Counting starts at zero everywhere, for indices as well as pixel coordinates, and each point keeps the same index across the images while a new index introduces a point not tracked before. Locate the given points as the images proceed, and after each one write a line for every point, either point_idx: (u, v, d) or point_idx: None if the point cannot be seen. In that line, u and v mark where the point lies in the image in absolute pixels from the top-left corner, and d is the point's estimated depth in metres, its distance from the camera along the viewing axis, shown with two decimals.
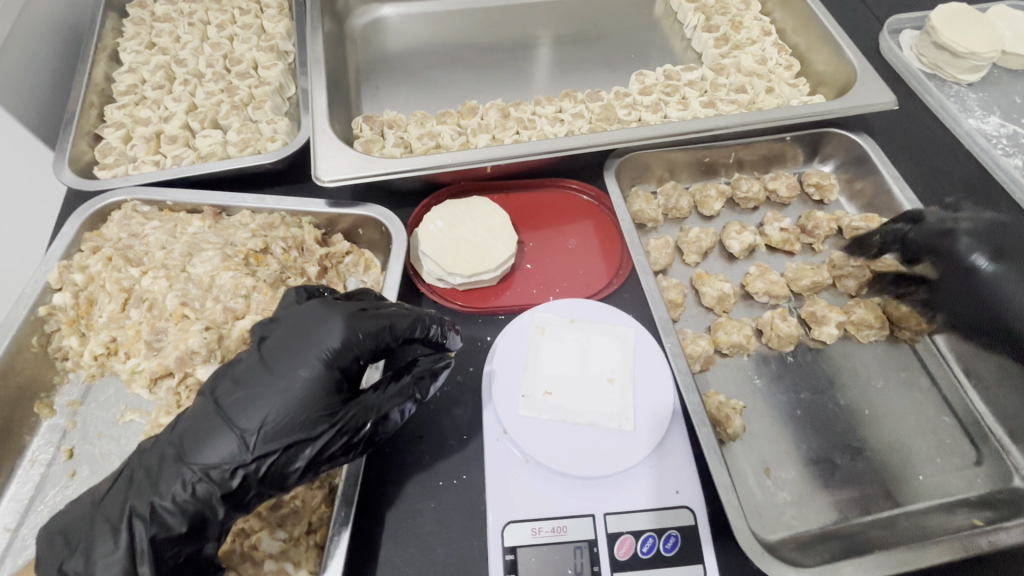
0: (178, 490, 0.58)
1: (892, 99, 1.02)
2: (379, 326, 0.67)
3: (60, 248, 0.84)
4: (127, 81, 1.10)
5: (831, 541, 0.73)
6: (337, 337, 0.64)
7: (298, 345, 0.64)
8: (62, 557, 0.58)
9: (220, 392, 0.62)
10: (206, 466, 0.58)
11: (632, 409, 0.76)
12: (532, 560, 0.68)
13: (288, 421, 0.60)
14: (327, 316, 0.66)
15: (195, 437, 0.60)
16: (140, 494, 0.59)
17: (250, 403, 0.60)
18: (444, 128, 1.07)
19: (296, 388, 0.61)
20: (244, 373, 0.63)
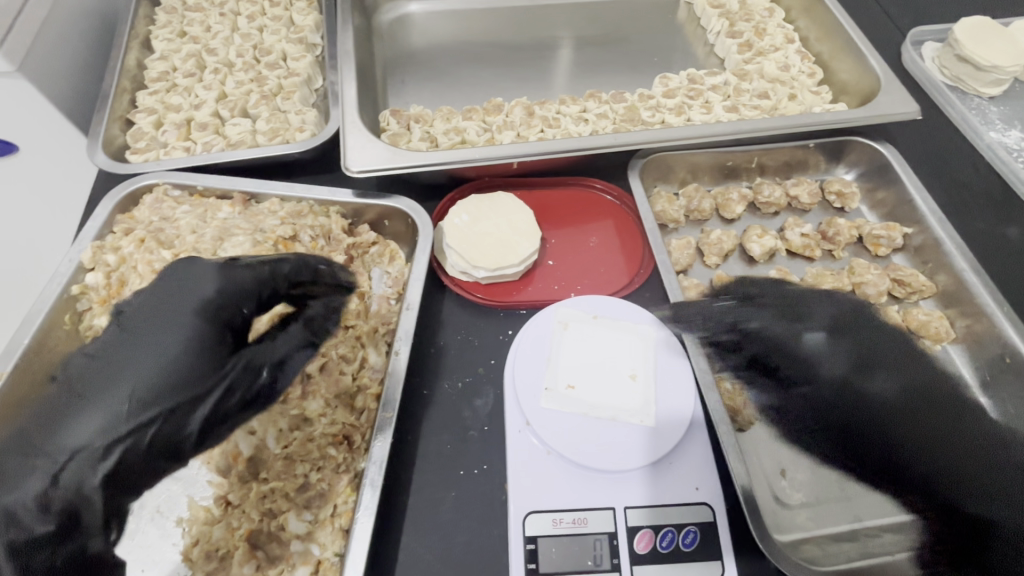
0: (53, 480, 0.54)
1: (915, 109, 1.02)
2: (251, 282, 0.67)
3: (93, 229, 0.86)
4: (158, 68, 1.11)
5: (847, 544, 0.73)
6: (208, 290, 0.63)
7: (165, 311, 0.61)
8: None
9: (82, 372, 0.58)
10: (76, 447, 0.55)
11: (654, 405, 0.77)
12: (552, 551, 0.68)
13: (163, 385, 0.58)
14: (194, 276, 0.64)
15: (63, 425, 0.56)
16: (6, 490, 0.53)
17: (122, 377, 0.57)
18: (470, 124, 1.08)
19: (169, 348, 0.59)
20: (110, 349, 0.59)
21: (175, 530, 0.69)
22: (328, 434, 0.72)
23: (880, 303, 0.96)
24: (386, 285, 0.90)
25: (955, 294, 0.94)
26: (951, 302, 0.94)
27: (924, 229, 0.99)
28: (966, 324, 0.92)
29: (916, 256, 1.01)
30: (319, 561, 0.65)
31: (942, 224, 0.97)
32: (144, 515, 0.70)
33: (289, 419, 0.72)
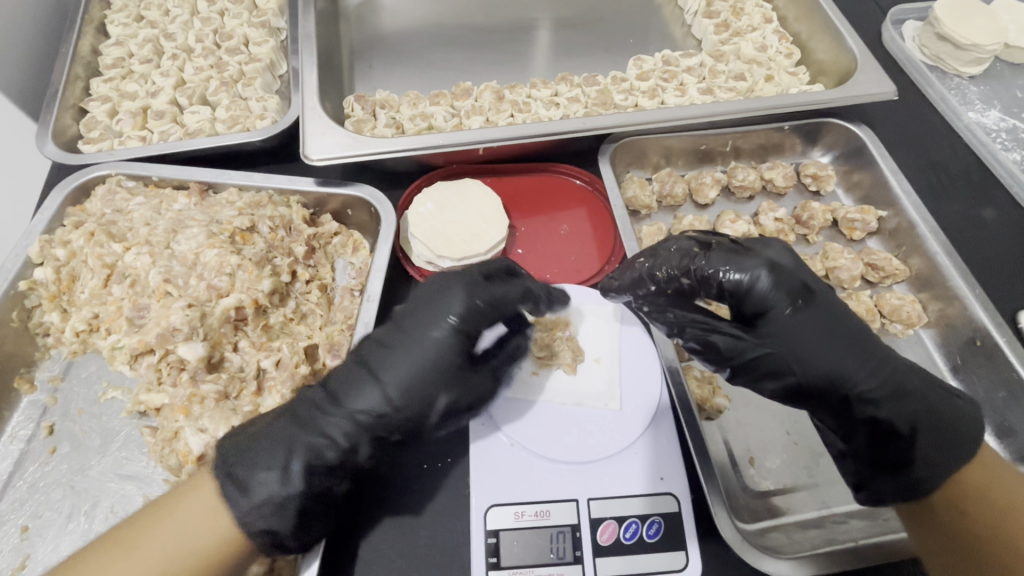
0: (320, 447, 0.65)
1: (892, 89, 1.00)
2: (497, 296, 0.72)
3: (42, 222, 0.83)
4: (114, 54, 1.07)
5: (812, 531, 0.73)
6: (458, 305, 0.70)
7: (427, 308, 0.71)
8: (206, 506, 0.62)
9: (370, 356, 0.70)
10: (356, 409, 0.67)
11: (619, 388, 0.77)
12: (513, 544, 0.67)
13: (422, 370, 0.68)
14: (449, 284, 0.72)
15: (346, 384, 0.69)
16: (282, 439, 0.65)
17: (393, 358, 0.69)
18: (438, 109, 1.05)
19: (432, 363, 0.69)
20: (388, 337, 0.71)
21: None
22: None
23: (853, 288, 0.95)
24: (350, 277, 0.88)
25: (928, 277, 0.92)
26: (924, 286, 0.93)
27: (898, 212, 0.98)
28: (938, 308, 0.91)
29: (890, 239, 0.99)
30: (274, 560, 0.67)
31: (917, 207, 0.95)
32: (98, 515, 0.69)
33: (242, 416, 0.71)
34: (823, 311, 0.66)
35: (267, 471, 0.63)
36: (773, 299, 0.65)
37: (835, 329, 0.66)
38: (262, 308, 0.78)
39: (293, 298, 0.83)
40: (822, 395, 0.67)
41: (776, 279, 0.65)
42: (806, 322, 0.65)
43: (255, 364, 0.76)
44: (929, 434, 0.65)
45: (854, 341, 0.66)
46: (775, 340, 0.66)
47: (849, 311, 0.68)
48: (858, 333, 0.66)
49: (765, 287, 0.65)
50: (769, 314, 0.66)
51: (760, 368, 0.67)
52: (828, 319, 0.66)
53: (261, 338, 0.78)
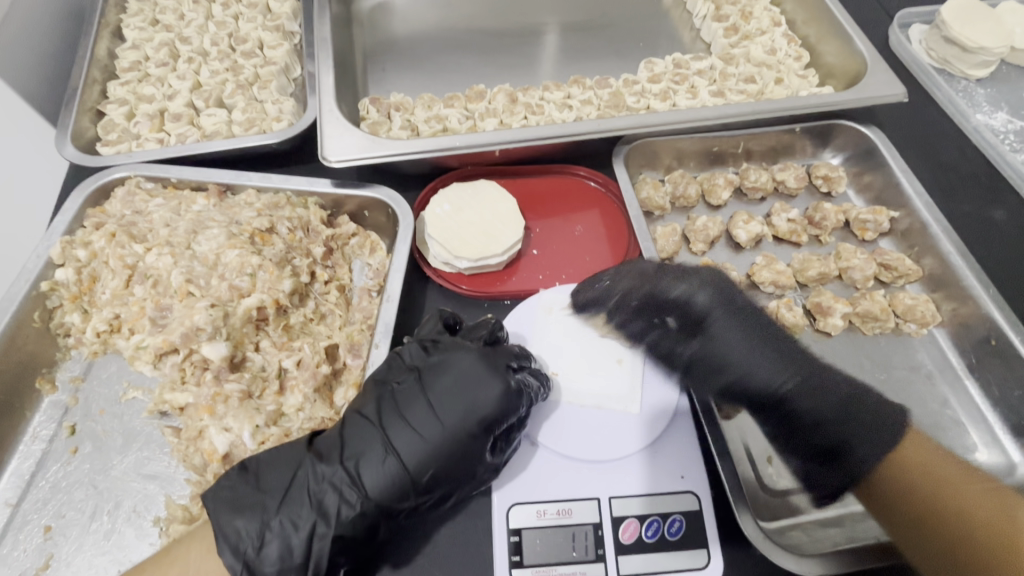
0: (336, 537, 0.62)
1: (902, 92, 1.01)
2: (529, 389, 0.68)
3: (63, 223, 0.83)
4: (130, 58, 1.08)
5: (831, 529, 0.73)
6: (493, 402, 0.65)
7: (460, 394, 0.66)
8: (236, 537, 0.61)
9: (385, 423, 0.66)
10: (370, 491, 0.63)
11: (640, 392, 0.77)
12: (536, 542, 0.68)
13: (443, 461, 0.64)
14: (487, 378, 0.66)
15: (365, 454, 0.64)
16: (297, 514, 0.62)
17: (410, 439, 0.64)
18: (452, 112, 1.06)
19: (457, 454, 0.64)
20: (406, 408, 0.66)
21: (152, 530, 0.68)
22: (305, 428, 0.73)
23: (866, 288, 0.96)
24: (367, 277, 0.89)
25: (942, 277, 0.93)
26: (937, 287, 0.94)
27: (910, 213, 0.99)
28: (951, 308, 0.91)
29: (902, 240, 1.00)
30: None
31: (929, 208, 0.96)
32: (121, 515, 0.69)
33: (265, 415, 0.72)
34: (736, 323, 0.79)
35: (283, 540, 0.61)
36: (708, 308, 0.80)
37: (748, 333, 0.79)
38: (282, 309, 0.79)
39: (312, 298, 0.83)
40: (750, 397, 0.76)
41: (711, 296, 0.80)
42: (731, 333, 0.78)
43: (277, 363, 0.76)
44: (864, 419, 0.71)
45: (767, 347, 0.77)
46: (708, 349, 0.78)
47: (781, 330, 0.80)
48: (786, 346, 0.78)
49: (701, 302, 0.80)
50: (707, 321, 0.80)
51: (689, 364, 0.79)
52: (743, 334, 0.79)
53: (282, 337, 0.79)
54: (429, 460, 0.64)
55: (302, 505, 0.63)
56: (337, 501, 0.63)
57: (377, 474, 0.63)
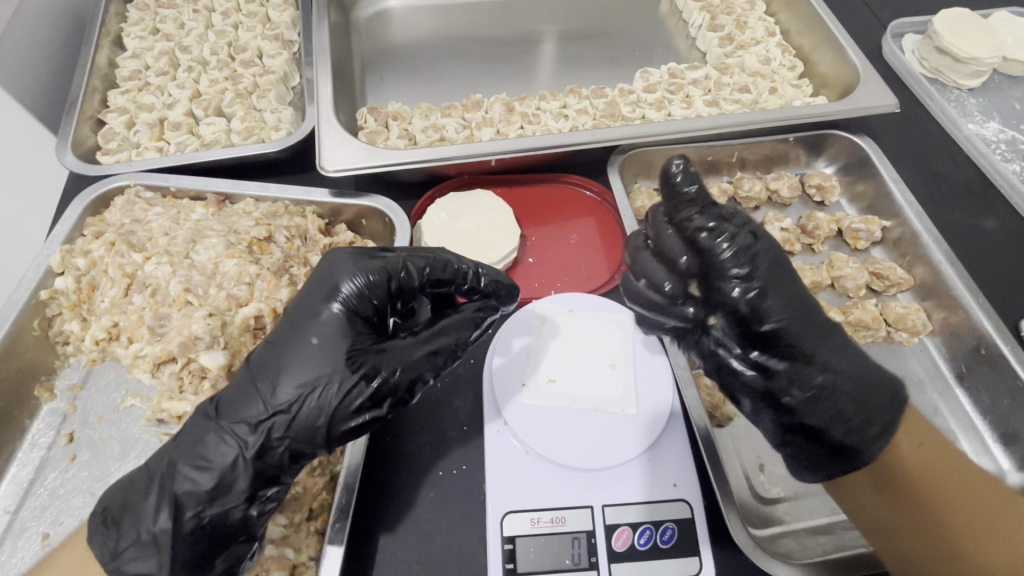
0: (194, 470, 0.59)
1: (894, 102, 1.02)
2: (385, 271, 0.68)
3: (63, 232, 0.84)
4: (130, 67, 1.09)
5: (822, 537, 0.74)
6: (340, 285, 0.66)
7: (316, 293, 0.66)
8: (110, 504, 0.61)
9: (252, 354, 0.65)
10: (237, 419, 0.60)
11: (635, 394, 0.79)
12: (530, 550, 0.68)
13: (305, 366, 0.62)
14: (337, 264, 0.68)
15: (230, 389, 0.63)
16: (161, 461, 0.61)
17: (274, 358, 0.63)
18: (449, 121, 1.07)
19: (318, 350, 0.62)
20: (274, 336, 0.65)
21: None
22: None
23: (859, 297, 0.97)
24: None
25: (933, 286, 0.94)
26: (928, 295, 0.95)
27: (902, 222, 1.00)
28: (942, 316, 0.92)
29: (894, 249, 1.01)
30: (295, 565, 0.66)
31: (920, 217, 0.97)
32: None
33: None
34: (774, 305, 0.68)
35: (146, 496, 0.59)
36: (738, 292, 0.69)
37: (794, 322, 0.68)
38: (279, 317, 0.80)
39: None
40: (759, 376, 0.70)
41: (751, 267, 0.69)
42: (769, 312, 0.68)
43: None
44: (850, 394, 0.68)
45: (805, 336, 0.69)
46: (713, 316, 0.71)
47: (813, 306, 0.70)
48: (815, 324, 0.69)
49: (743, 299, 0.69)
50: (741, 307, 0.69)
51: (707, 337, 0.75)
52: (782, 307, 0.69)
53: None
54: (296, 365, 0.62)
55: (169, 447, 0.61)
56: (211, 439, 0.60)
57: (246, 400, 0.61)
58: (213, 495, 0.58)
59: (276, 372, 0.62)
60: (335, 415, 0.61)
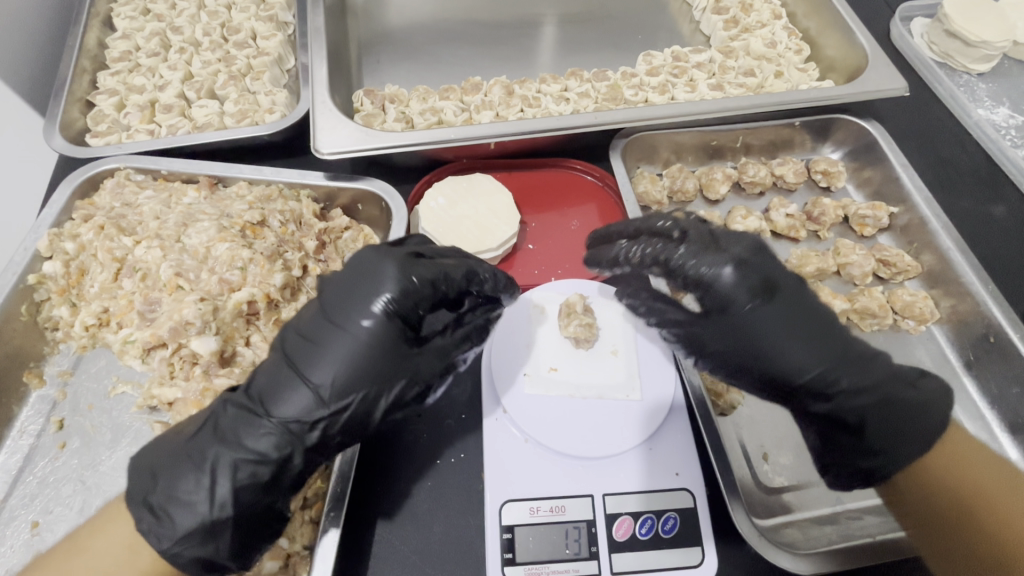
0: (249, 462, 0.60)
1: (903, 85, 1.00)
2: (433, 273, 0.66)
3: (51, 215, 0.82)
4: (120, 48, 1.06)
5: (826, 527, 0.72)
6: (386, 288, 0.64)
7: (358, 293, 0.65)
8: (146, 488, 0.59)
9: (290, 348, 0.64)
10: (287, 417, 0.61)
11: (639, 378, 0.77)
12: (529, 540, 0.67)
13: (357, 369, 0.62)
14: (378, 264, 0.65)
15: (270, 382, 0.63)
16: (203, 448, 0.60)
17: (321, 357, 0.62)
18: (447, 104, 1.05)
19: (369, 353, 0.63)
20: (312, 331, 0.64)
21: None
22: None
23: (865, 284, 0.95)
24: None
25: (940, 273, 0.92)
26: (936, 283, 0.93)
27: (910, 208, 0.98)
28: (950, 304, 0.91)
29: (901, 236, 0.99)
30: (289, 555, 0.65)
31: (929, 204, 0.95)
32: None
33: None
34: (789, 305, 0.69)
35: (190, 481, 0.58)
36: (737, 292, 0.67)
37: (784, 329, 0.68)
38: (273, 303, 0.78)
39: (305, 293, 0.82)
40: (786, 383, 0.69)
41: (740, 274, 0.67)
42: (768, 315, 0.68)
43: None
44: (889, 413, 0.67)
45: (816, 333, 0.69)
46: (733, 330, 0.69)
47: (809, 305, 0.69)
48: (813, 329, 0.69)
49: (730, 283, 0.67)
50: (732, 307, 0.68)
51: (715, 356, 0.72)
52: (781, 322, 0.68)
53: (273, 332, 0.78)
54: (344, 365, 0.62)
55: (210, 435, 0.61)
56: (263, 433, 0.60)
57: (294, 397, 0.62)
58: (269, 483, 0.60)
59: (321, 370, 0.62)
60: (389, 410, 0.65)
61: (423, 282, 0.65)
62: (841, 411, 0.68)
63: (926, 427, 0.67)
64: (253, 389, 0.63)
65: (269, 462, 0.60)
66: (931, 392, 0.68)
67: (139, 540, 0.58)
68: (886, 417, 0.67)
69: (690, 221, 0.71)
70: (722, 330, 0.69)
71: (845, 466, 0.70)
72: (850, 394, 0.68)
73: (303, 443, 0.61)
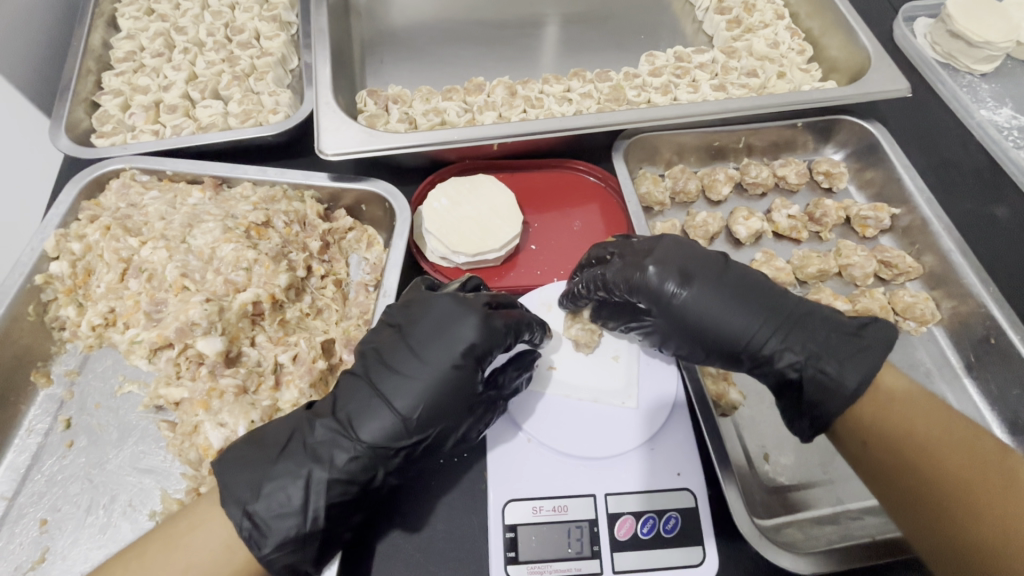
0: (339, 484, 0.63)
1: (906, 86, 1.00)
2: (512, 322, 0.70)
3: (57, 216, 0.83)
4: (125, 48, 1.07)
5: (826, 527, 0.73)
6: (472, 333, 0.68)
7: (442, 335, 0.68)
8: (246, 497, 0.60)
9: (374, 375, 0.68)
10: (373, 443, 0.64)
11: (636, 387, 0.78)
12: (532, 539, 0.68)
13: (436, 404, 0.65)
14: (465, 312, 0.69)
15: (358, 407, 0.66)
16: (298, 462, 0.63)
17: (405, 387, 0.66)
18: (451, 105, 1.05)
19: (448, 389, 0.66)
20: (395, 360, 0.68)
21: (148, 523, 0.69)
22: None
23: (866, 286, 0.95)
24: (364, 272, 0.88)
25: (941, 275, 0.92)
26: (937, 284, 0.93)
27: (911, 210, 0.98)
28: (951, 305, 0.91)
29: (903, 237, 0.99)
30: None
31: (930, 205, 0.95)
32: (117, 508, 0.69)
33: (260, 411, 0.72)
34: (716, 276, 0.73)
35: (287, 494, 0.61)
36: (659, 283, 0.73)
37: (719, 304, 0.72)
38: (278, 303, 0.78)
39: (309, 293, 0.83)
40: (735, 354, 0.72)
41: (659, 267, 0.73)
42: (695, 296, 0.72)
43: (273, 358, 0.76)
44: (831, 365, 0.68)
45: (750, 298, 0.72)
46: (673, 320, 0.73)
47: (740, 277, 0.73)
48: (746, 299, 0.72)
49: (652, 278, 0.73)
50: (661, 298, 0.73)
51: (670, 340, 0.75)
52: (714, 296, 0.72)
53: (278, 332, 0.79)
54: (430, 400, 0.65)
55: (297, 450, 0.64)
56: (350, 457, 0.63)
57: (376, 424, 0.64)
58: (345, 501, 0.63)
59: (405, 403, 0.65)
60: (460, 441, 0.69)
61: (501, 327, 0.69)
62: (781, 371, 0.71)
63: (863, 371, 0.66)
64: (337, 410, 0.66)
65: (350, 482, 0.63)
66: (873, 340, 0.69)
67: (235, 540, 0.60)
68: (832, 362, 0.68)
69: (623, 242, 0.80)
70: (664, 319, 0.74)
71: (804, 416, 0.70)
72: (791, 351, 0.70)
73: (386, 468, 0.65)
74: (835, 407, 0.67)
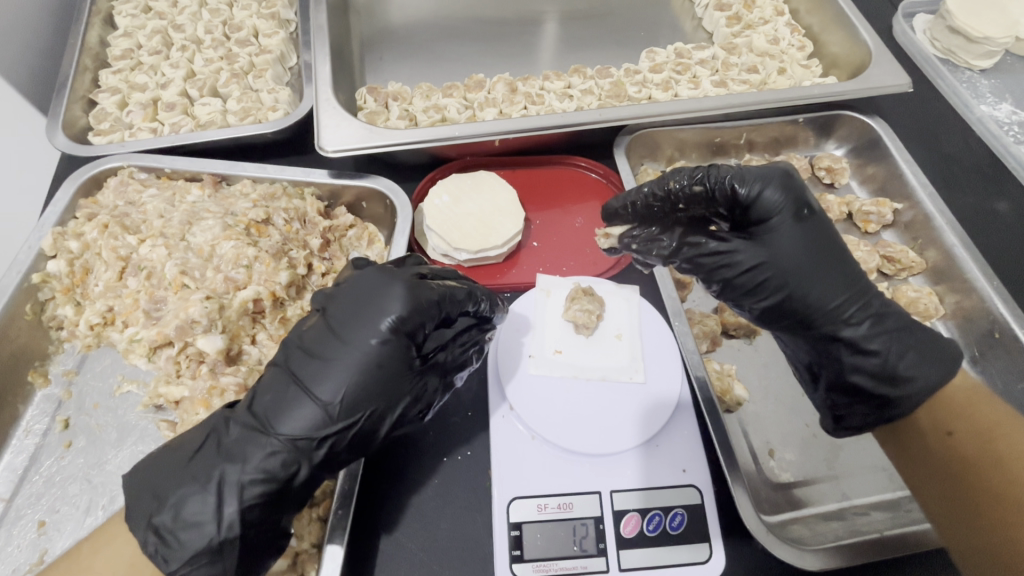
0: (256, 482, 0.59)
1: (906, 82, 1.00)
2: (438, 294, 0.67)
3: (54, 214, 0.82)
4: (122, 45, 1.06)
5: (833, 522, 0.72)
6: (398, 306, 0.64)
7: (365, 312, 0.65)
8: (151, 510, 0.58)
9: (295, 362, 0.65)
10: (292, 435, 0.60)
11: (642, 362, 0.79)
12: (536, 537, 0.67)
13: (363, 384, 0.62)
14: (388, 285, 0.66)
15: (275, 400, 0.62)
16: (208, 467, 0.59)
17: (326, 371, 0.63)
18: (451, 101, 1.05)
19: (374, 368, 0.63)
20: (316, 345, 0.65)
21: None
22: None
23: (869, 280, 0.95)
24: None
25: (945, 269, 0.92)
26: (940, 278, 0.93)
27: (913, 205, 0.97)
28: (955, 300, 0.91)
29: (905, 232, 0.99)
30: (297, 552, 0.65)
31: (932, 200, 0.95)
32: (115, 509, 0.68)
33: None
34: (815, 228, 0.70)
35: (198, 501, 0.58)
36: (778, 207, 0.69)
37: (816, 250, 0.69)
38: (279, 301, 0.78)
39: (310, 291, 0.82)
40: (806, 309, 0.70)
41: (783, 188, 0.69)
42: (800, 231, 0.69)
43: None
44: (902, 343, 0.68)
45: (841, 260, 0.70)
46: (762, 245, 0.70)
47: (836, 237, 0.72)
48: (836, 255, 0.70)
49: (773, 199, 0.69)
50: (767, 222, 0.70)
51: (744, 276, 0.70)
52: (811, 240, 0.70)
53: (279, 331, 0.78)
54: (359, 381, 0.62)
55: (212, 452, 0.60)
56: (274, 450, 0.60)
57: (302, 415, 0.61)
58: (270, 503, 0.59)
59: (336, 385, 0.62)
60: (394, 424, 0.65)
61: (429, 300, 0.66)
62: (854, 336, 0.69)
63: (932, 365, 0.67)
64: (254, 404, 0.63)
65: (269, 481, 0.59)
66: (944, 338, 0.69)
67: (141, 558, 0.58)
68: (911, 347, 0.68)
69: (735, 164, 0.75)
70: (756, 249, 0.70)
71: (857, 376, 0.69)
72: (867, 321, 0.69)
73: (308, 460, 0.60)
74: (897, 394, 0.67)
